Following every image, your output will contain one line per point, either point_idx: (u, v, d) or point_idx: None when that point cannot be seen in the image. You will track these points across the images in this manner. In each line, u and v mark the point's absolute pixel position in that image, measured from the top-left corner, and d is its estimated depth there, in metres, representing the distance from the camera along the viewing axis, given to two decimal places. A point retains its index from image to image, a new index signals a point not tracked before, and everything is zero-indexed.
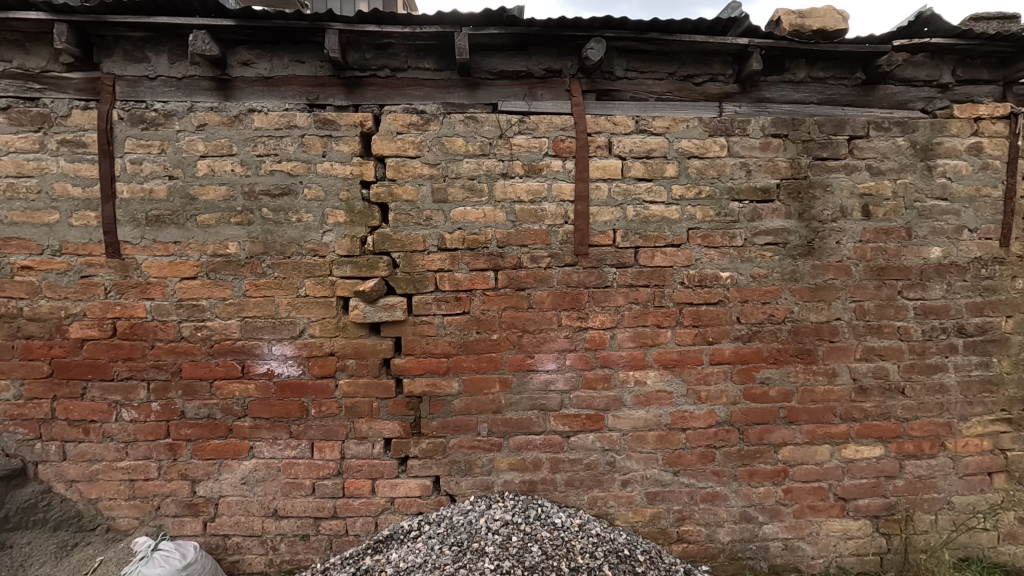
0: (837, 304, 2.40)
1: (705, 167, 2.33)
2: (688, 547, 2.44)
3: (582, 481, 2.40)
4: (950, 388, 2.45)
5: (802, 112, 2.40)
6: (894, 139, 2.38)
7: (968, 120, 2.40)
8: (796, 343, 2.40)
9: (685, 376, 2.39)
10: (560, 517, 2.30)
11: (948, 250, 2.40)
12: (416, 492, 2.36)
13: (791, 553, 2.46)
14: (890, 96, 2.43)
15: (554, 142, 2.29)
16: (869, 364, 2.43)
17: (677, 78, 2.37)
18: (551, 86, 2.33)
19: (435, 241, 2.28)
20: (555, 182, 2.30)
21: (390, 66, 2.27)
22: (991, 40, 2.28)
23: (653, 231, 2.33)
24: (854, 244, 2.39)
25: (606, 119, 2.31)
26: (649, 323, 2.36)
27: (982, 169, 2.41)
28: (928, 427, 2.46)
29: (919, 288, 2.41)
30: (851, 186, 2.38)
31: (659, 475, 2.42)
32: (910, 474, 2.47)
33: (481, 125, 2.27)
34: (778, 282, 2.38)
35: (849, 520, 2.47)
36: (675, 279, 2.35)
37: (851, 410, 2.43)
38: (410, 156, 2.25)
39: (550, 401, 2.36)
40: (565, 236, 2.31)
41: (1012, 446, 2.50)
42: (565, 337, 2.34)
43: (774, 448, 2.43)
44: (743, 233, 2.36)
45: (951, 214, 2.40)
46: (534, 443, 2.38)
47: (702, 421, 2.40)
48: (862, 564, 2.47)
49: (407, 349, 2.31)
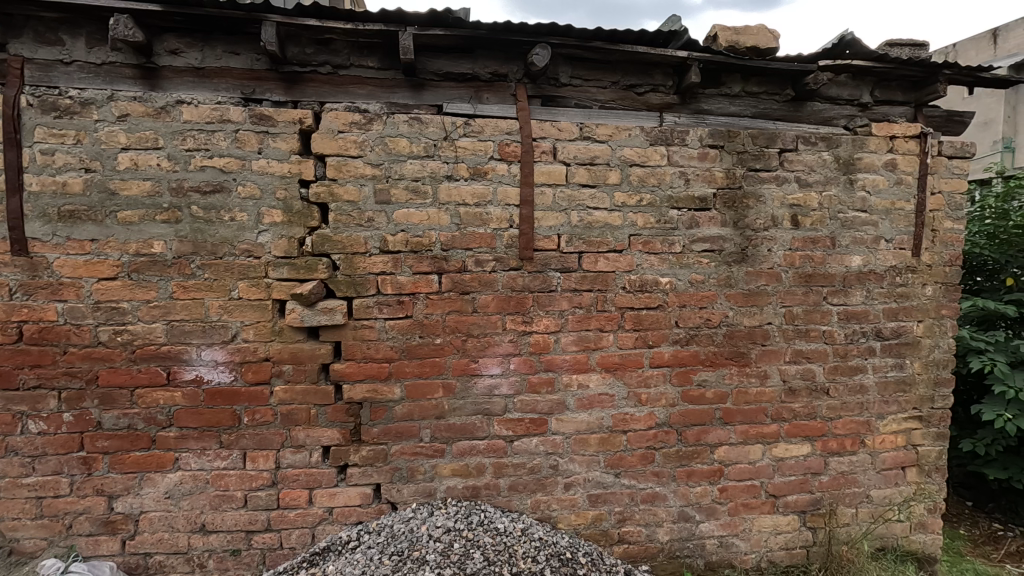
0: (768, 309, 2.51)
1: (646, 175, 2.39)
2: (628, 547, 2.48)
3: (525, 485, 2.40)
4: (869, 389, 2.62)
5: (737, 125, 2.51)
6: (820, 153, 2.52)
7: (885, 138, 2.57)
8: (731, 347, 2.49)
9: (626, 378, 2.43)
10: (502, 521, 2.28)
11: (867, 259, 2.57)
12: (355, 501, 2.29)
13: (725, 550, 2.55)
14: (817, 112, 2.58)
15: (500, 146, 2.29)
16: (798, 366, 2.55)
17: (620, 87, 2.43)
18: (497, 89, 2.34)
19: (377, 243, 2.22)
20: (500, 185, 2.30)
21: (332, 63, 2.21)
22: (905, 65, 2.46)
23: (596, 236, 2.36)
24: (784, 252, 2.50)
25: (551, 125, 2.33)
26: (592, 327, 2.39)
27: (897, 184, 2.58)
28: (850, 425, 2.61)
29: (842, 294, 2.56)
30: (782, 197, 2.49)
31: (601, 477, 2.45)
32: (834, 470, 2.61)
33: (426, 126, 2.24)
34: (714, 287, 2.46)
35: (779, 516, 2.58)
36: (617, 284, 2.39)
37: (780, 410, 2.55)
38: (353, 155, 2.19)
39: (494, 406, 2.35)
40: (510, 240, 2.31)
41: (923, 442, 2.69)
42: (509, 342, 2.34)
43: (710, 449, 2.51)
44: (681, 240, 2.43)
45: (871, 225, 2.56)
46: (477, 448, 2.36)
47: (642, 422, 2.45)
48: (790, 558, 2.59)
49: (348, 353, 2.24)
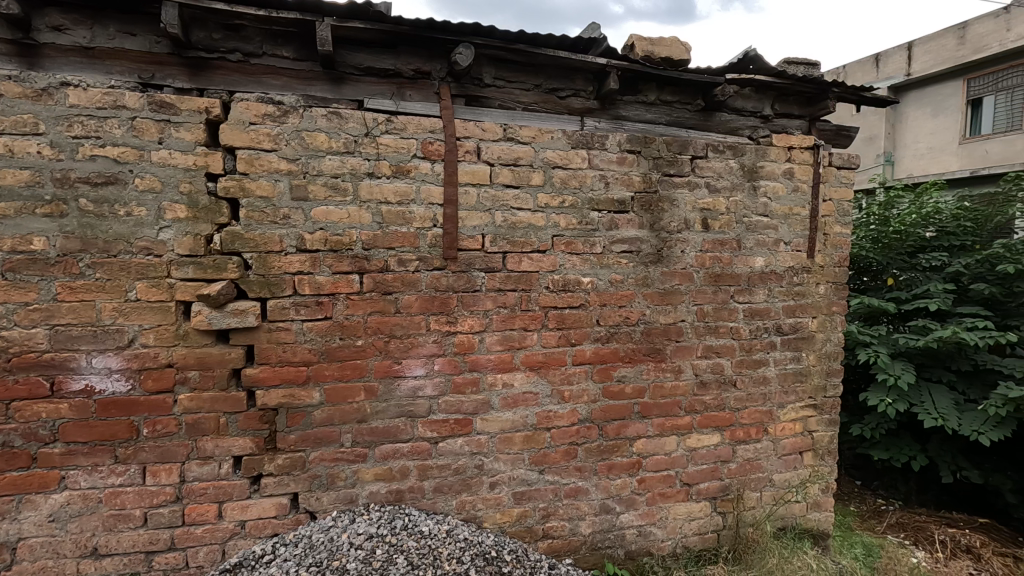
0: (681, 307, 2.64)
1: (568, 178, 2.45)
2: (552, 542, 2.52)
3: (450, 486, 2.38)
4: (771, 380, 2.82)
5: (653, 131, 2.64)
6: (727, 161, 2.68)
7: (784, 148, 2.78)
8: (648, 344, 2.60)
9: (550, 376, 2.48)
10: (427, 524, 2.25)
11: (769, 260, 2.77)
12: (270, 512, 2.18)
13: (644, 538, 2.66)
14: (725, 122, 2.76)
15: (423, 144, 2.26)
16: (708, 361, 2.71)
17: (542, 90, 2.49)
18: (420, 87, 2.32)
19: (293, 241, 2.13)
20: (423, 184, 2.27)
21: (242, 50, 2.10)
22: (801, 82, 2.68)
23: (520, 237, 2.39)
24: (696, 253, 2.65)
25: (475, 124, 2.33)
26: (516, 327, 2.41)
27: (794, 191, 2.81)
28: (755, 415, 2.80)
29: (747, 293, 2.74)
30: (694, 201, 2.64)
31: (525, 475, 2.48)
32: (741, 457, 2.80)
33: (345, 122, 2.17)
34: (632, 287, 2.56)
35: (693, 503, 2.73)
36: (540, 283, 2.43)
37: (693, 403, 2.69)
38: (266, 149, 2.08)
39: (418, 407, 2.31)
40: (433, 240, 2.29)
41: (817, 427, 2.94)
42: (433, 342, 2.32)
43: (629, 442, 2.61)
44: (601, 241, 2.51)
45: (772, 229, 2.77)
46: (400, 451, 2.31)
47: (565, 419, 2.51)
48: (702, 542, 2.75)
49: (261, 357, 2.13)
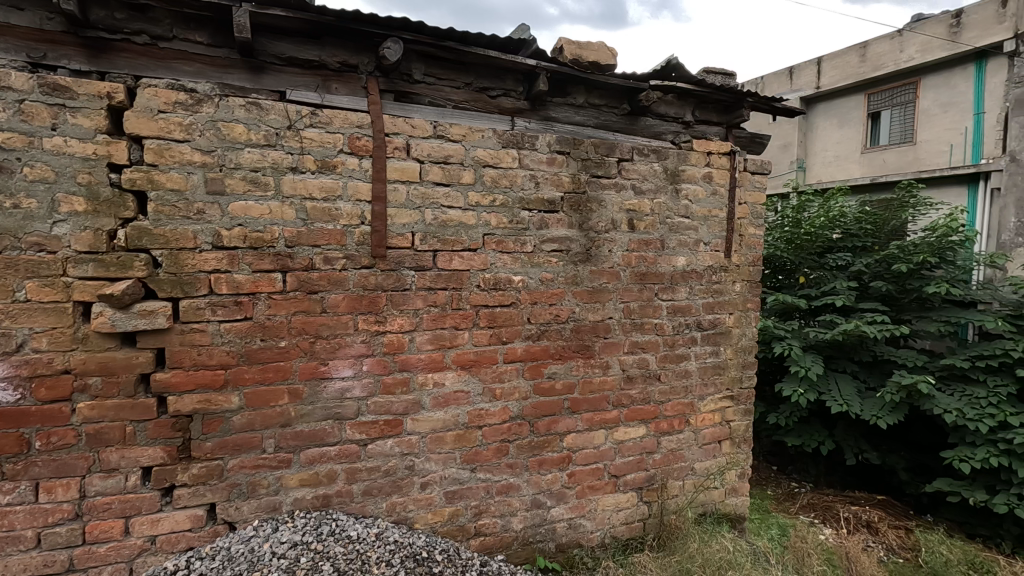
0: (609, 305, 2.72)
1: (499, 177, 2.47)
2: (484, 540, 2.53)
3: (380, 488, 2.34)
4: (692, 373, 2.97)
5: (582, 133, 2.71)
6: (652, 164, 2.79)
7: (704, 153, 2.93)
8: (577, 341, 2.66)
9: (481, 375, 2.48)
10: (355, 528, 2.20)
11: (690, 260, 2.91)
12: (184, 525, 2.05)
13: (574, 530, 2.72)
14: (650, 127, 2.87)
15: (350, 139, 2.20)
16: (634, 356, 2.81)
17: (473, 89, 2.49)
18: (347, 80, 2.26)
19: (209, 238, 2.01)
20: (350, 180, 2.21)
21: (150, 33, 1.97)
22: (718, 91, 2.84)
23: (451, 235, 2.38)
24: (622, 252, 2.74)
25: (404, 121, 2.29)
26: (447, 326, 2.40)
27: (713, 194, 2.96)
28: (678, 407, 2.94)
29: (670, 291, 2.87)
30: (620, 202, 2.72)
31: (457, 473, 2.47)
32: (665, 448, 2.92)
33: (266, 113, 2.07)
34: (562, 285, 2.61)
35: (620, 494, 2.82)
36: (471, 282, 2.43)
37: (620, 397, 2.79)
38: (177, 139, 1.95)
39: (345, 409, 2.25)
40: (361, 238, 2.24)
41: (734, 417, 3.13)
42: (362, 342, 2.26)
43: (559, 437, 2.66)
44: (532, 240, 2.54)
45: (692, 229, 2.91)
46: (327, 455, 2.24)
47: (497, 417, 2.52)
48: (629, 531, 2.85)
49: (173, 361, 2.00)
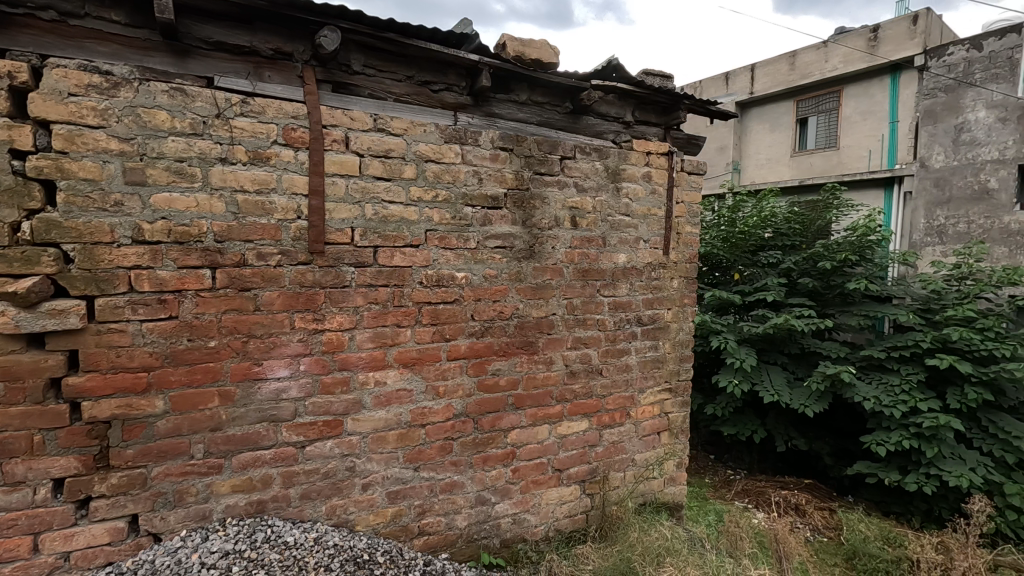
0: (552, 301, 2.75)
1: (441, 172, 2.44)
2: (428, 539, 2.50)
3: (319, 491, 2.27)
4: (633, 367, 3.05)
5: (524, 130, 2.72)
6: (594, 162, 2.84)
7: (643, 153, 3.01)
8: (521, 337, 2.68)
9: (424, 372, 2.45)
10: (292, 534, 2.12)
11: (630, 257, 2.98)
12: (103, 539, 1.92)
13: (518, 525, 2.74)
14: (591, 126, 2.92)
15: (284, 130, 2.12)
16: (577, 351, 2.85)
17: (415, 82, 2.45)
18: (281, 69, 2.17)
19: (128, 231, 1.88)
20: (285, 173, 2.12)
21: (58, 9, 1.82)
22: (657, 92, 2.92)
23: (392, 231, 2.33)
24: (565, 249, 2.77)
25: (342, 112, 2.22)
26: (389, 324, 2.36)
27: (652, 193, 3.04)
28: (619, 400, 3.01)
29: (612, 287, 2.93)
30: (563, 200, 2.75)
31: (400, 473, 2.43)
32: (607, 441, 2.99)
33: (191, 100, 1.96)
34: (505, 282, 2.62)
35: (563, 487, 2.86)
36: (414, 279, 2.39)
37: (563, 392, 2.82)
38: (91, 124, 1.81)
39: (281, 411, 2.17)
40: (298, 233, 2.15)
41: (672, 409, 3.24)
42: (299, 341, 2.18)
43: (503, 433, 2.67)
44: (475, 236, 2.53)
45: (632, 227, 2.98)
46: (262, 459, 2.15)
47: (440, 415, 2.50)
48: (572, 523, 2.90)
49: (88, 364, 1.86)
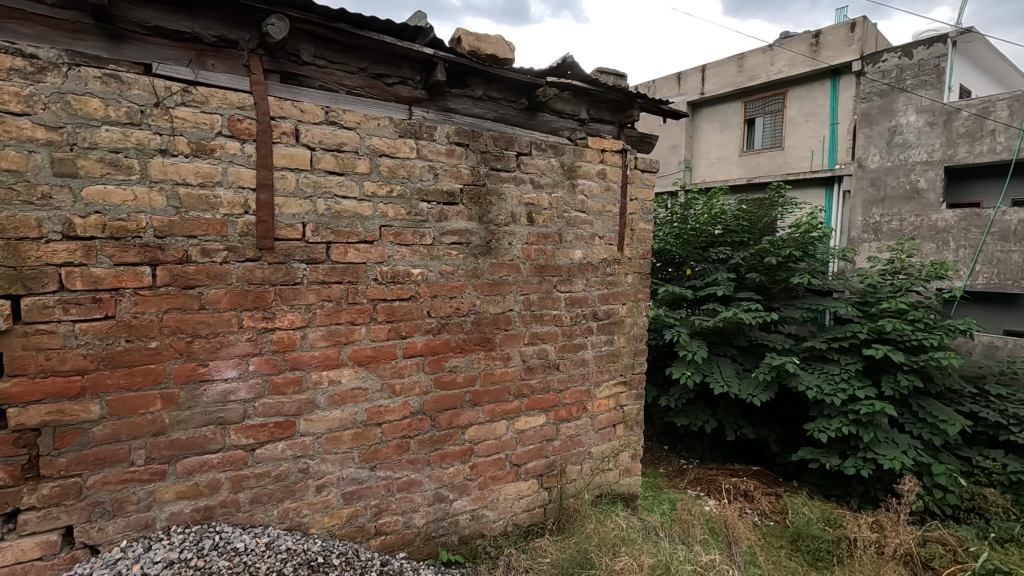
0: (509, 297, 2.76)
1: (396, 167, 2.40)
2: (385, 539, 2.47)
3: (270, 495, 2.20)
4: (589, 362, 3.10)
5: (480, 126, 2.71)
6: (549, 159, 2.85)
7: (598, 151, 3.05)
8: (478, 334, 2.67)
9: (380, 370, 2.41)
10: (242, 540, 2.06)
11: (586, 253, 3.02)
12: (33, 554, 1.80)
13: (477, 521, 2.74)
14: (547, 123, 2.94)
15: (230, 121, 2.03)
16: (534, 347, 2.87)
17: (367, 75, 2.40)
18: (225, 57, 2.08)
19: (58, 226, 1.76)
20: (231, 166, 2.04)
21: None
22: (610, 91, 2.97)
23: (345, 227, 2.28)
24: (522, 246, 2.78)
25: (292, 104, 2.16)
26: (342, 321, 2.31)
27: (606, 190, 3.09)
28: (576, 394, 3.06)
29: (568, 283, 2.96)
30: (519, 196, 2.76)
31: (356, 473, 2.39)
32: (564, 435, 3.03)
33: (127, 88, 1.86)
34: (462, 278, 2.60)
35: (521, 482, 2.88)
36: (368, 276, 2.35)
37: (520, 388, 2.84)
38: (14, 111, 1.69)
39: (230, 413, 2.09)
40: (245, 228, 2.08)
41: (627, 402, 3.31)
42: (247, 341, 2.11)
43: (461, 430, 2.66)
44: (431, 232, 2.51)
45: (587, 224, 3.02)
46: (209, 463, 2.07)
47: (397, 413, 2.47)
48: (530, 517, 2.93)
49: (14, 368, 1.73)
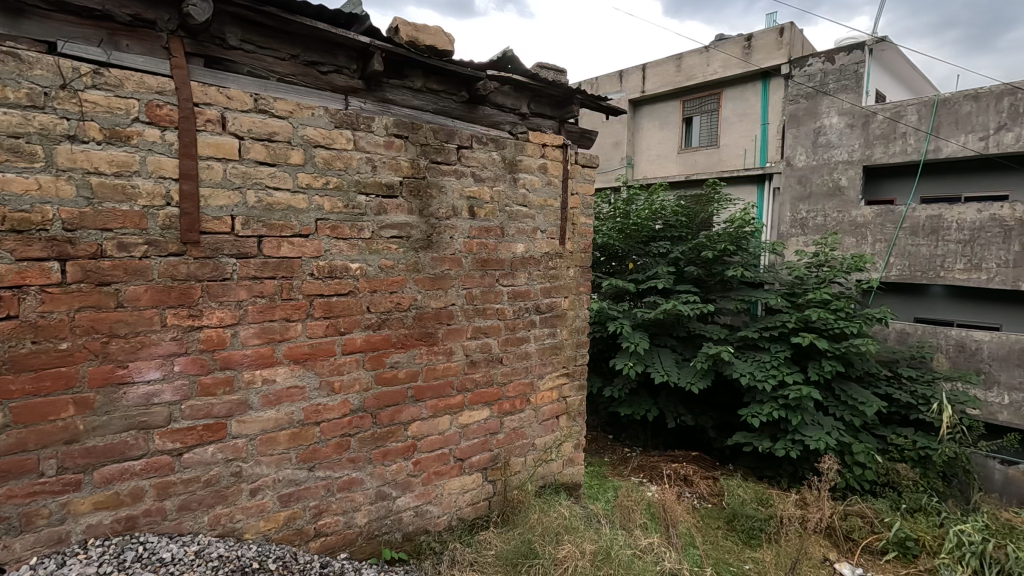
0: (451, 291, 2.74)
1: (332, 158, 2.33)
2: (325, 540, 2.42)
3: (200, 501, 2.10)
4: (531, 354, 3.13)
5: (420, 118, 2.68)
6: (491, 152, 2.85)
7: (539, 145, 3.07)
8: (420, 328, 2.64)
9: (317, 368, 2.35)
10: (169, 549, 1.95)
11: (528, 247, 3.05)
12: None
13: (421, 517, 2.72)
14: (488, 116, 2.94)
15: (148, 106, 1.91)
16: (478, 341, 2.87)
17: (300, 62, 2.31)
18: (141, 38, 1.95)
19: None
20: (150, 154, 1.92)
21: None
22: (551, 86, 3.00)
23: (278, 219, 2.19)
24: (463, 239, 2.77)
25: (217, 90, 2.05)
26: (276, 318, 2.22)
27: (548, 184, 3.12)
28: (519, 387, 3.08)
29: (510, 277, 2.98)
30: (460, 189, 2.74)
31: (293, 474, 2.32)
32: (508, 427, 3.05)
33: (29, 67, 1.71)
34: (403, 273, 2.57)
35: (466, 476, 2.88)
36: (304, 270, 2.27)
37: (464, 381, 2.83)
38: None
39: (153, 416, 1.98)
40: (167, 221, 1.96)
41: (570, 393, 3.37)
42: (172, 340, 2.00)
43: (404, 426, 2.63)
44: (370, 226, 2.45)
45: (529, 218, 3.04)
46: (131, 471, 1.95)
47: (336, 411, 2.41)
48: (475, 510, 2.94)
49: None
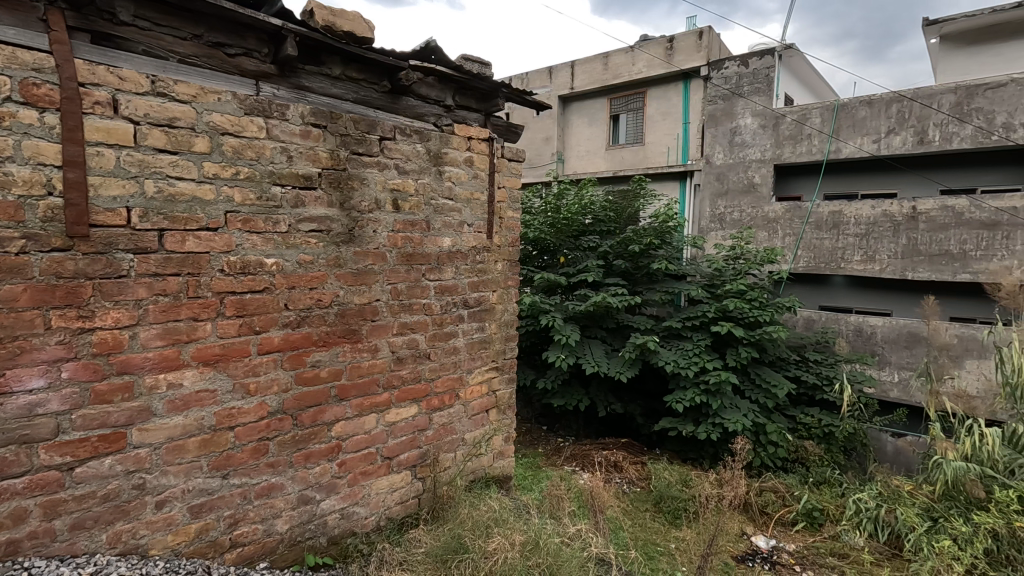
0: (375, 287, 2.67)
1: (242, 147, 2.20)
2: (242, 550, 2.29)
3: (96, 519, 1.93)
4: (460, 349, 3.11)
5: (339, 107, 2.58)
6: (415, 144, 2.79)
7: (464, 138, 3.05)
8: (343, 326, 2.55)
9: (230, 370, 2.21)
10: (59, 573, 1.78)
11: (454, 241, 3.02)
12: None
13: (347, 519, 2.64)
14: (411, 107, 2.88)
15: (22, 85, 1.71)
16: (404, 337, 2.82)
17: (204, 43, 2.16)
18: (13, 6, 1.72)
19: None
20: (26, 138, 1.72)
21: None
22: (475, 79, 2.99)
23: (182, 212, 2.04)
24: (387, 233, 2.70)
25: (107, 70, 1.87)
26: (182, 317, 2.07)
27: (474, 177, 3.10)
28: (448, 382, 3.06)
29: (437, 271, 2.94)
30: (383, 181, 2.67)
31: (205, 483, 2.17)
32: (437, 423, 3.02)
33: None
34: (323, 268, 2.47)
35: (394, 475, 2.83)
36: (213, 266, 2.13)
37: (391, 378, 2.77)
38: None
39: (38, 429, 1.79)
40: (49, 212, 1.77)
41: (500, 386, 3.38)
42: (58, 344, 1.81)
43: (327, 427, 2.54)
44: (286, 219, 2.33)
45: (455, 212, 3.01)
46: (11, 490, 1.76)
47: (252, 414, 2.28)
48: (404, 509, 2.89)
49: None
